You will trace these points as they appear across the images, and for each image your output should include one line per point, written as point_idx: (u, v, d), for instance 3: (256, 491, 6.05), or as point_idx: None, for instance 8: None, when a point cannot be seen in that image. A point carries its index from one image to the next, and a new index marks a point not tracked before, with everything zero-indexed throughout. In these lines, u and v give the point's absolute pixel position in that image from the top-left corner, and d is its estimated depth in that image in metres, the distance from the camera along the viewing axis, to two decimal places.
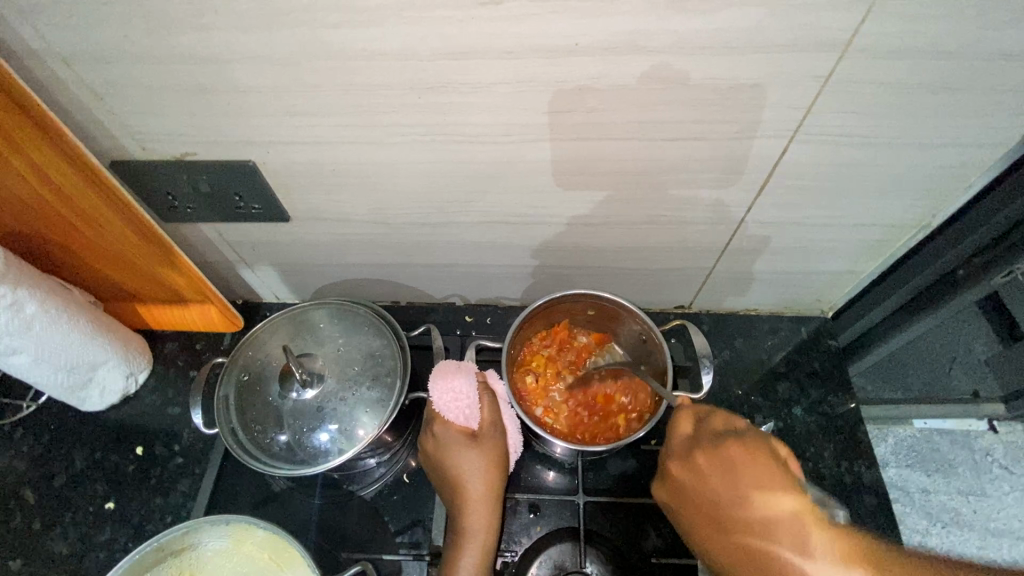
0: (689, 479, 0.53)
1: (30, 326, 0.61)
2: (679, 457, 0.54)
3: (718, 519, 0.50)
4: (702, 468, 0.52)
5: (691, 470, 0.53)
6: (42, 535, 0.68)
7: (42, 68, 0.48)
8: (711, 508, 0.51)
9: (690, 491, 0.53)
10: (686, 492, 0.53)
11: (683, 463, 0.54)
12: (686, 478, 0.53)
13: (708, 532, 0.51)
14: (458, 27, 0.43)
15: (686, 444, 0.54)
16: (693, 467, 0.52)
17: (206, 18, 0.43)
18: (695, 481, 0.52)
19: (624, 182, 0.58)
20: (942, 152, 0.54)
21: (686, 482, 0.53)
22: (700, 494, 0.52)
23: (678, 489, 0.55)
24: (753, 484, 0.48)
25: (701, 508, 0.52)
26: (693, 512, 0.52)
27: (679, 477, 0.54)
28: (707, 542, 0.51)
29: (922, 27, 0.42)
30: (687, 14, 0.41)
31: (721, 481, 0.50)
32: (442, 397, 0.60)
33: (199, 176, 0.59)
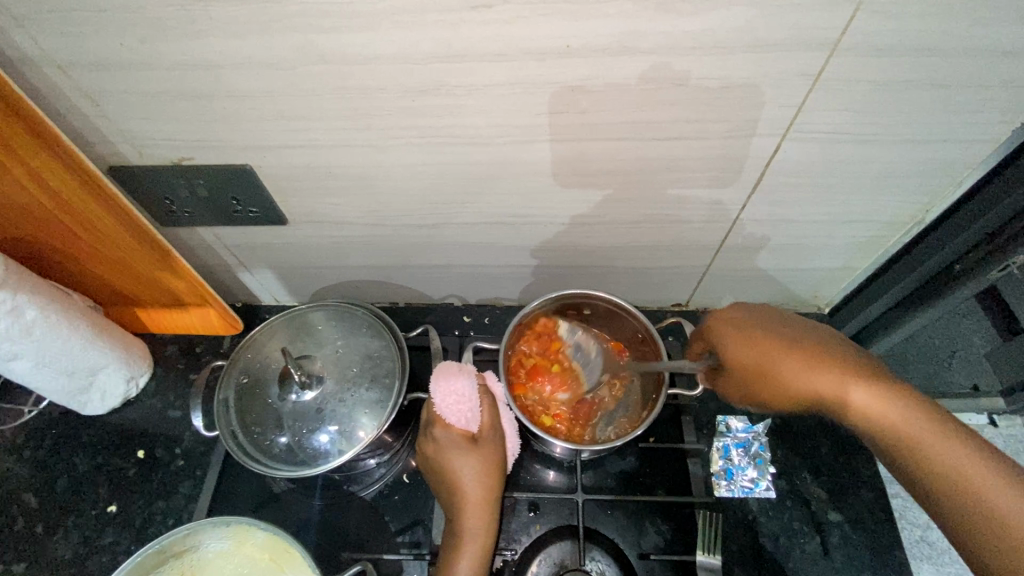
0: (764, 315, 0.55)
1: (30, 331, 0.61)
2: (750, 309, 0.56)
3: (799, 334, 0.52)
4: (780, 310, 0.56)
5: (767, 310, 0.56)
6: (45, 538, 0.68)
7: (39, 76, 0.48)
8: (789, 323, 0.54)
9: (763, 317, 0.55)
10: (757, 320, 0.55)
11: (759, 310, 0.56)
12: (763, 313, 0.55)
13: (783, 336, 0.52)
14: (450, 30, 0.43)
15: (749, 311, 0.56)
16: (774, 313, 0.55)
17: (200, 24, 0.43)
18: (774, 317, 0.55)
19: (618, 181, 0.59)
20: (934, 147, 0.54)
21: (758, 318, 0.55)
22: (777, 318, 0.54)
23: (746, 320, 0.55)
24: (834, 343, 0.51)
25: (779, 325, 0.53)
26: (766, 326, 0.53)
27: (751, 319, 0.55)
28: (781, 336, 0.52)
29: (911, 25, 0.42)
30: (677, 15, 0.42)
31: (797, 320, 0.54)
32: (444, 400, 0.60)
33: (196, 181, 0.59)
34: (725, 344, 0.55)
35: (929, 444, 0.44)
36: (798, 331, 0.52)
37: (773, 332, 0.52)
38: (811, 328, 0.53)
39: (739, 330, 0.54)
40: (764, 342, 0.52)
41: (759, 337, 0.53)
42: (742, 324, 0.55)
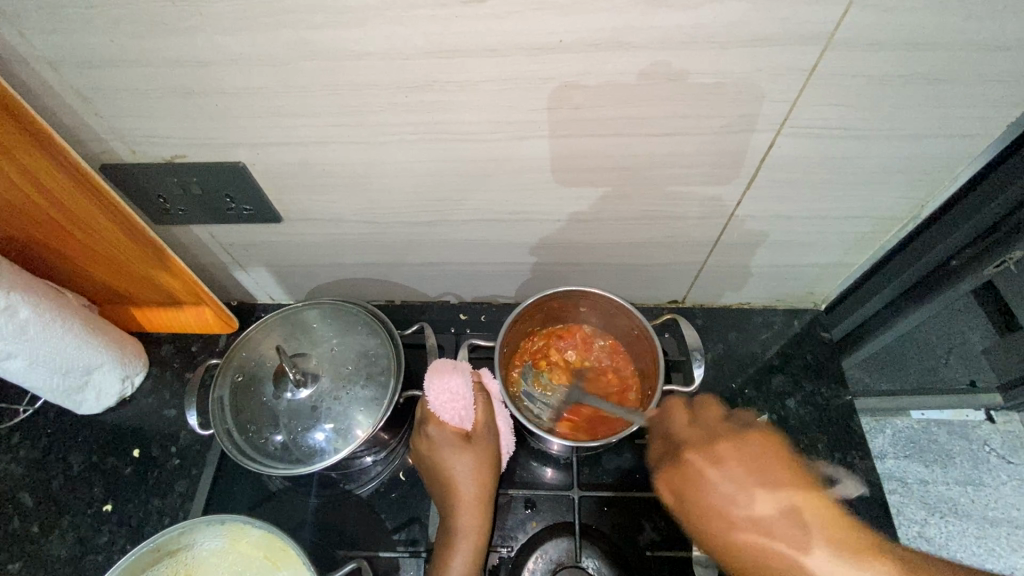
0: (730, 447, 0.57)
1: (24, 330, 0.61)
2: (712, 441, 0.59)
3: (759, 475, 0.55)
4: (744, 441, 0.58)
5: (736, 441, 0.58)
6: (41, 538, 0.68)
7: (30, 74, 0.48)
8: (752, 461, 0.56)
9: (730, 452, 0.57)
10: (721, 456, 0.57)
11: (723, 441, 0.58)
12: (731, 451, 0.57)
13: (744, 479, 0.55)
14: (442, 26, 0.43)
15: (715, 439, 0.59)
16: (739, 442, 0.58)
17: (190, 20, 0.43)
18: (734, 449, 0.57)
19: (613, 178, 0.59)
20: (928, 143, 0.54)
21: (723, 451, 0.57)
22: (740, 451, 0.57)
23: (715, 460, 0.57)
24: (780, 480, 0.54)
25: (745, 468, 0.55)
26: (731, 468, 0.56)
27: (722, 451, 0.57)
28: (738, 479, 0.55)
29: (903, 19, 0.42)
30: (669, 10, 0.41)
31: (756, 447, 0.57)
32: (438, 398, 0.60)
33: (190, 178, 0.59)
34: (693, 485, 0.57)
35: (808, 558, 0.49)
36: (759, 474, 0.55)
37: (729, 476, 0.55)
38: (768, 462, 0.56)
39: (709, 474, 0.56)
40: (728, 489, 0.55)
41: (724, 493, 0.54)
42: (704, 464, 0.57)
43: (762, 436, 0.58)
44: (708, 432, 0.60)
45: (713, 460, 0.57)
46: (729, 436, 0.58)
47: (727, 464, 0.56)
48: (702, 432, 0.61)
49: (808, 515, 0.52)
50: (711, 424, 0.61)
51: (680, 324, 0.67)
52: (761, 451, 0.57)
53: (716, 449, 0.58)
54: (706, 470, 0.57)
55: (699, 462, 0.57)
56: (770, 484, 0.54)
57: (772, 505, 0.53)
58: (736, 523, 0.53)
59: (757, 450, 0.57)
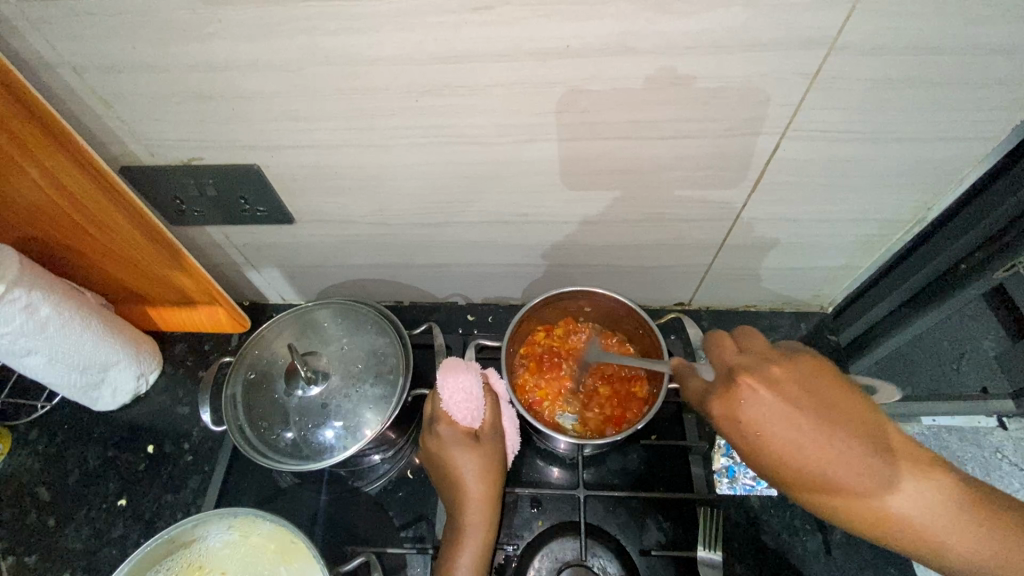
0: (797, 373, 0.47)
1: (44, 327, 0.62)
2: (768, 364, 0.49)
3: (824, 405, 0.45)
4: (796, 361, 0.49)
5: (789, 368, 0.48)
6: (57, 531, 0.70)
7: (54, 79, 0.50)
8: (812, 386, 0.47)
9: (801, 373, 0.48)
10: (780, 379, 0.47)
11: (779, 366, 0.48)
12: (785, 373, 0.47)
13: (820, 405, 0.45)
14: (452, 32, 0.44)
15: (770, 364, 0.49)
16: (800, 365, 0.48)
17: (208, 27, 0.44)
18: (794, 374, 0.47)
19: (619, 181, 0.59)
20: (935, 146, 0.54)
21: (786, 382, 0.47)
22: (792, 372, 0.48)
23: (800, 380, 0.47)
24: (862, 411, 0.45)
25: (803, 389, 0.46)
26: (788, 390, 0.46)
27: (780, 372, 0.48)
28: (829, 407, 0.45)
29: (904, 24, 0.43)
30: (673, 16, 0.42)
31: (814, 378, 0.47)
32: (452, 397, 0.60)
33: (206, 180, 0.61)
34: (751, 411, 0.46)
35: (878, 457, 0.43)
36: (824, 397, 0.46)
37: (807, 404, 0.45)
38: (825, 393, 0.46)
39: (770, 399, 0.46)
40: (820, 418, 0.44)
41: (794, 414, 0.45)
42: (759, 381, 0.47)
43: (811, 361, 0.49)
44: (764, 356, 0.50)
45: (775, 388, 0.47)
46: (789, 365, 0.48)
47: (782, 384, 0.47)
48: (750, 355, 0.52)
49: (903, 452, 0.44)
50: (761, 352, 0.52)
51: (686, 324, 0.67)
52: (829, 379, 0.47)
53: (772, 373, 0.48)
54: (763, 392, 0.46)
55: (757, 384, 0.47)
56: (842, 419, 0.45)
57: (852, 440, 0.43)
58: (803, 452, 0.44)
59: (815, 377, 0.47)
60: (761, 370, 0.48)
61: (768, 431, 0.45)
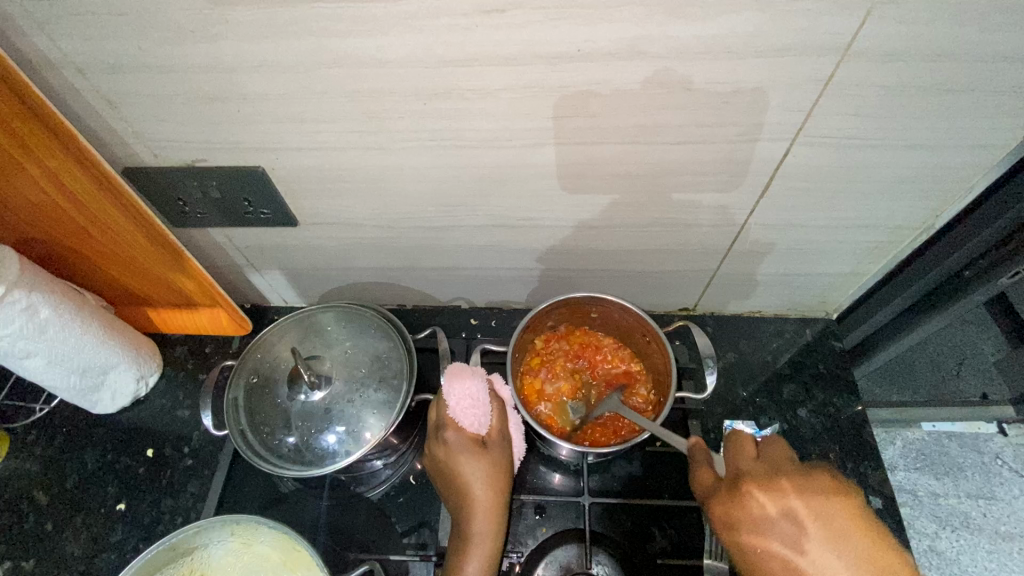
0: (803, 489, 0.50)
1: (43, 329, 0.62)
2: (778, 475, 0.52)
3: (824, 518, 0.48)
4: (809, 479, 0.51)
5: (798, 480, 0.51)
6: (55, 536, 0.69)
7: (57, 78, 0.49)
8: (824, 518, 0.48)
9: (811, 499, 0.49)
10: (790, 498, 0.50)
11: (789, 478, 0.51)
12: (798, 489, 0.50)
13: (838, 542, 0.47)
14: (462, 35, 0.43)
15: (779, 475, 0.52)
16: (812, 482, 0.51)
17: (216, 27, 0.44)
18: (802, 489, 0.50)
19: (626, 185, 0.59)
20: (945, 153, 0.54)
21: (802, 506, 0.49)
22: (803, 496, 0.49)
23: (812, 501, 0.49)
24: (871, 548, 0.47)
25: (808, 505, 0.49)
26: (798, 512, 0.49)
27: (786, 484, 0.50)
28: (835, 541, 0.47)
29: (918, 31, 0.42)
30: (686, 21, 0.42)
31: (827, 499, 0.49)
32: (460, 403, 0.60)
33: (210, 182, 0.60)
34: (754, 516, 0.50)
35: None
36: (823, 514, 0.48)
37: (813, 529, 0.48)
38: (836, 512, 0.48)
39: (782, 520, 0.49)
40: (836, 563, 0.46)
41: (802, 541, 0.48)
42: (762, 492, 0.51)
43: (825, 477, 0.51)
44: (770, 464, 0.54)
45: (784, 499, 0.49)
46: (796, 475, 0.51)
47: (787, 495, 0.50)
48: (767, 464, 0.54)
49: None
50: (777, 461, 0.54)
51: (695, 333, 0.67)
52: (845, 506, 0.49)
53: (780, 482, 0.51)
54: (771, 506, 0.50)
55: (762, 499, 0.50)
56: (842, 541, 0.47)
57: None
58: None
59: (830, 506, 0.49)
60: (780, 498, 0.50)
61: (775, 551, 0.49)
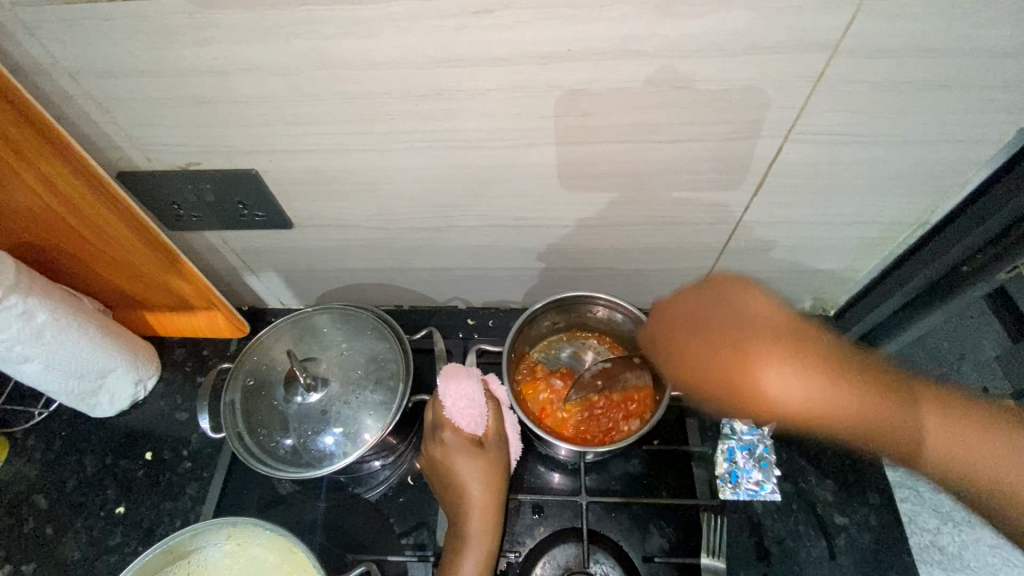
0: (742, 303, 0.61)
1: (41, 333, 0.62)
2: (725, 319, 0.61)
3: (760, 328, 0.59)
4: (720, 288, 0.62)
5: (732, 299, 0.61)
6: (55, 539, 0.69)
7: (49, 83, 0.49)
8: (736, 315, 0.61)
9: (743, 321, 0.60)
10: (733, 320, 0.61)
11: (727, 302, 0.61)
12: (732, 304, 0.61)
13: (779, 348, 0.58)
14: (452, 35, 0.43)
15: (733, 310, 0.61)
16: (746, 298, 0.61)
17: (205, 31, 0.44)
18: (739, 304, 0.61)
19: (620, 184, 0.59)
20: (939, 148, 0.54)
21: (737, 313, 0.61)
22: (722, 301, 0.62)
23: (737, 310, 0.61)
24: (809, 349, 0.58)
25: (743, 309, 0.61)
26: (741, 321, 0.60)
27: (722, 325, 0.61)
28: (784, 365, 0.58)
29: (908, 27, 0.42)
30: (675, 18, 0.42)
31: (747, 300, 0.60)
32: (456, 404, 0.60)
33: (204, 185, 0.60)
34: (674, 349, 0.63)
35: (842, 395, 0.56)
36: (753, 323, 0.60)
37: (751, 338, 0.59)
38: (778, 320, 0.59)
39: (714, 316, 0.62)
40: (784, 379, 0.57)
41: (759, 370, 0.58)
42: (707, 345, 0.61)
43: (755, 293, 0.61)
44: (729, 307, 0.61)
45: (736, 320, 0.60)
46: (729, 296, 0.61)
47: (735, 305, 0.61)
48: (731, 321, 0.61)
49: (912, 406, 0.54)
50: (744, 309, 0.61)
51: None
52: (779, 327, 0.59)
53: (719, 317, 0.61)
54: (727, 330, 0.60)
55: (710, 333, 0.61)
56: (773, 343, 0.58)
57: (808, 386, 0.57)
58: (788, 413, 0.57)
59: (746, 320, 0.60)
60: (718, 333, 0.61)
61: (721, 378, 0.59)
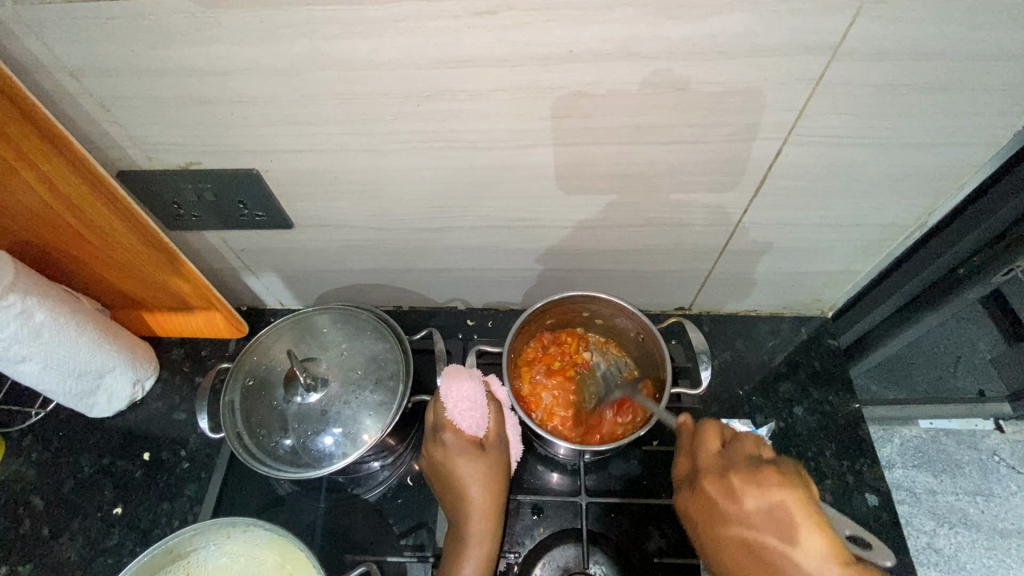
0: (739, 492, 0.52)
1: (38, 333, 0.62)
2: (729, 473, 0.53)
3: (753, 518, 0.50)
4: (757, 470, 0.52)
5: (746, 474, 0.52)
6: (51, 541, 0.69)
7: (50, 81, 0.49)
8: (773, 502, 0.50)
9: (772, 499, 0.50)
10: (749, 505, 0.51)
11: (737, 475, 0.52)
12: (744, 482, 0.52)
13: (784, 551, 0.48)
14: (455, 37, 0.44)
15: (733, 472, 0.53)
16: (758, 477, 0.51)
17: (208, 31, 0.44)
18: (754, 488, 0.51)
19: (620, 185, 0.59)
20: (936, 151, 0.54)
21: (744, 492, 0.51)
22: (765, 495, 0.50)
23: (727, 492, 0.53)
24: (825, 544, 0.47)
25: (756, 498, 0.51)
26: (754, 516, 0.50)
27: (738, 487, 0.52)
28: (794, 551, 0.48)
29: (907, 30, 0.42)
30: (677, 21, 0.42)
31: (775, 493, 0.50)
32: (457, 405, 0.60)
33: (204, 185, 0.60)
34: (713, 534, 0.53)
35: None
36: (751, 505, 0.51)
37: (755, 540, 0.50)
38: (780, 504, 0.49)
39: (723, 502, 0.53)
40: (816, 568, 0.47)
41: (737, 531, 0.51)
42: (746, 529, 0.51)
43: (775, 470, 0.51)
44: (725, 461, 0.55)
45: (729, 499, 0.52)
46: (746, 471, 0.52)
47: (734, 491, 0.52)
48: (722, 461, 0.56)
49: None
50: (735, 457, 0.55)
51: (687, 329, 0.67)
52: (792, 491, 0.50)
53: (730, 480, 0.53)
54: (719, 495, 0.53)
55: (722, 502, 0.53)
56: (764, 534, 0.50)
57: None
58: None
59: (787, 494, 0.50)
60: (753, 529, 0.50)
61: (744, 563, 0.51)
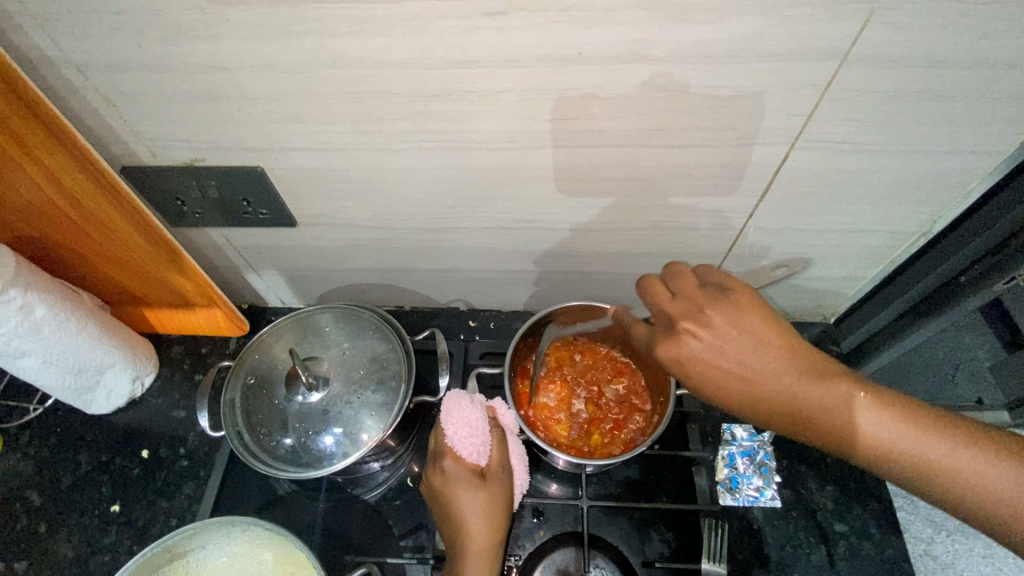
0: (713, 315, 0.47)
1: (39, 328, 0.61)
2: (699, 305, 0.48)
3: (731, 335, 0.46)
4: (726, 297, 0.48)
5: (715, 304, 0.48)
6: (48, 538, 0.68)
7: (55, 75, 0.49)
8: (750, 324, 0.46)
9: (742, 317, 0.47)
10: (727, 330, 0.46)
11: (705, 304, 0.48)
12: (713, 316, 0.47)
13: (753, 351, 0.46)
14: (464, 37, 0.44)
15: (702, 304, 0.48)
16: (722, 300, 0.48)
17: (217, 27, 0.44)
18: (725, 312, 0.47)
19: (625, 188, 0.59)
20: (943, 158, 0.54)
21: (713, 327, 0.47)
22: (739, 314, 0.47)
23: (704, 318, 0.47)
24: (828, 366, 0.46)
25: (727, 317, 0.47)
26: (728, 336, 0.46)
27: (711, 313, 0.47)
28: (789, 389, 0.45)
29: (917, 37, 0.42)
30: (687, 24, 0.42)
31: (749, 312, 0.47)
32: (457, 432, 0.60)
33: (208, 182, 0.60)
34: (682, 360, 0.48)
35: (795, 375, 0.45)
36: (732, 337, 0.46)
37: (731, 351, 0.46)
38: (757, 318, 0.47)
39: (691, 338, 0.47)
40: (808, 397, 0.45)
41: (700, 345, 0.47)
42: (737, 354, 0.46)
43: (744, 298, 0.48)
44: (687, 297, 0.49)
45: (699, 320, 0.47)
46: (708, 298, 0.48)
47: (706, 320, 0.47)
48: (684, 299, 0.49)
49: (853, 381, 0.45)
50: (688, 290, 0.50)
51: None
52: (754, 309, 0.47)
53: (702, 310, 0.48)
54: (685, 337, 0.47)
55: (695, 331, 0.47)
56: (739, 361, 0.46)
57: (823, 391, 0.45)
58: (776, 403, 0.46)
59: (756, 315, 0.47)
60: (723, 340, 0.46)
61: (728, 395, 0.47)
